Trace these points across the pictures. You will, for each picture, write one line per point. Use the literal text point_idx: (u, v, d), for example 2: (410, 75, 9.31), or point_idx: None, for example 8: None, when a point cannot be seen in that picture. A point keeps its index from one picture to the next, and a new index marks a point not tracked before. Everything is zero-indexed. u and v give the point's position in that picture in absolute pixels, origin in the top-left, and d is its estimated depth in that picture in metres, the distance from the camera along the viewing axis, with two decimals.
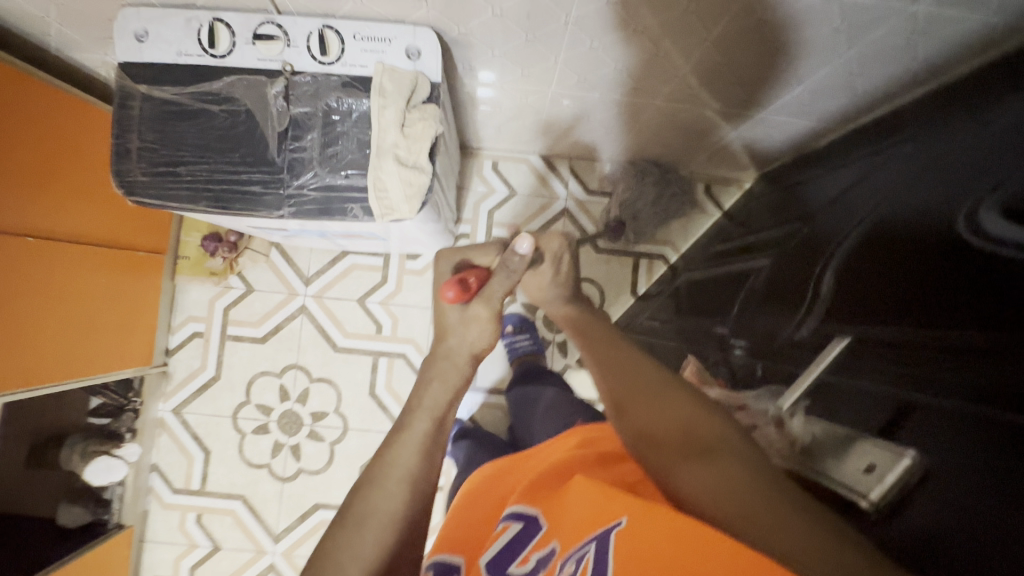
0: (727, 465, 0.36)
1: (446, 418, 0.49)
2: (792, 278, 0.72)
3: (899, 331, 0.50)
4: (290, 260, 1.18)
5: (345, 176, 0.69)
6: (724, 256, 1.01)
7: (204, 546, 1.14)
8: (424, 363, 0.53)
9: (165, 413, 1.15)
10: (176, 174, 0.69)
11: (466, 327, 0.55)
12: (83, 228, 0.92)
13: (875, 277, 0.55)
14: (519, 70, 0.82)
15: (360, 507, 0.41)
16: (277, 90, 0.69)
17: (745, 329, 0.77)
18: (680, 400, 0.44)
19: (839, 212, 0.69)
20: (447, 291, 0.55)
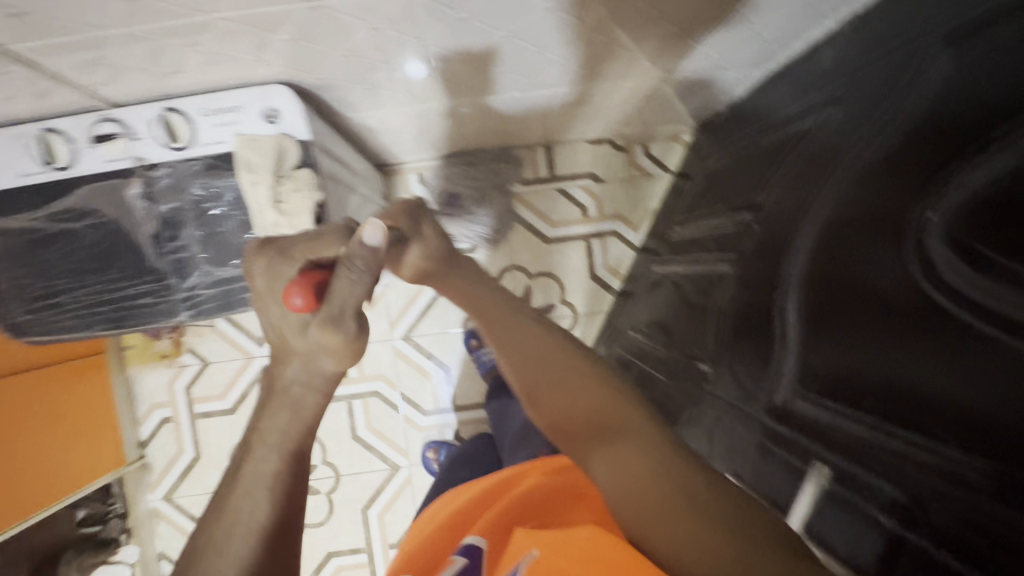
0: (628, 450, 0.39)
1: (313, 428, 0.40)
2: (756, 293, 0.66)
3: (868, 394, 0.46)
4: (238, 325, 1.15)
5: (235, 266, 0.66)
6: (686, 242, 0.96)
7: None
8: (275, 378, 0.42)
9: (157, 503, 1.14)
10: (59, 304, 0.65)
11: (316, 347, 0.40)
12: (15, 359, 0.88)
13: (833, 321, 0.51)
14: (403, 94, 0.75)
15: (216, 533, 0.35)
16: (136, 191, 0.62)
17: (723, 351, 0.73)
18: (587, 385, 0.46)
19: (786, 212, 0.64)
20: (291, 298, 0.39)
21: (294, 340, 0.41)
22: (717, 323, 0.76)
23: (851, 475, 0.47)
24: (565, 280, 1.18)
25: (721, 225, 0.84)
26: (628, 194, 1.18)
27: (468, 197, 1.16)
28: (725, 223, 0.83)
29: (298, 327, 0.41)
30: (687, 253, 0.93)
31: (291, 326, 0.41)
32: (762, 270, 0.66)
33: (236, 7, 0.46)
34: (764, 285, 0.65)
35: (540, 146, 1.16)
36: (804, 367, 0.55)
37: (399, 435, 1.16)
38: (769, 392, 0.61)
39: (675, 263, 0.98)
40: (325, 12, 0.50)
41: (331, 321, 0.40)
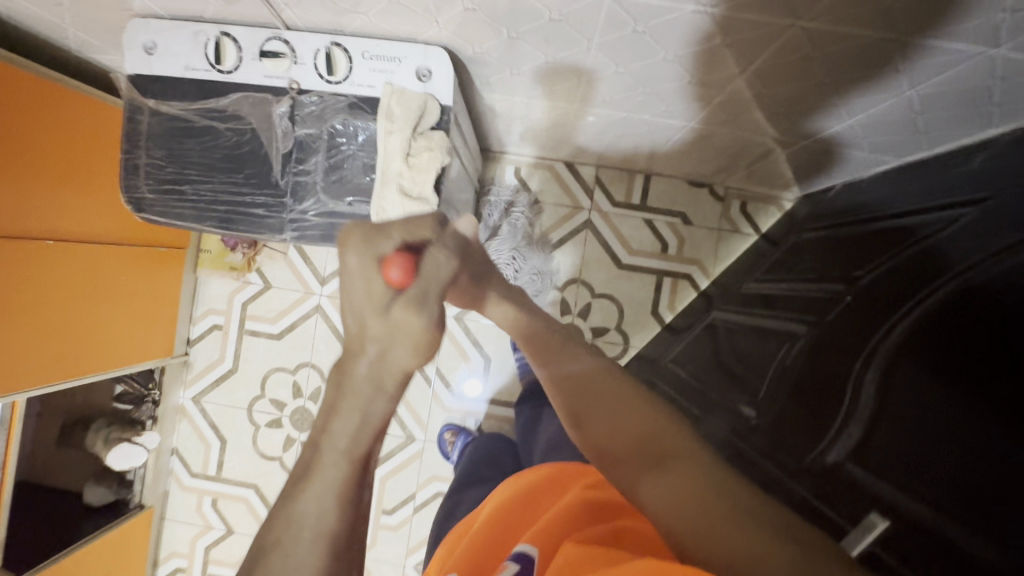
0: (680, 470, 0.41)
1: (372, 454, 0.37)
2: (830, 360, 0.63)
3: (945, 493, 0.43)
4: (307, 259, 1.19)
5: (349, 204, 0.67)
6: (759, 299, 0.92)
7: (219, 530, 1.20)
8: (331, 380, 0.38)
9: (185, 400, 1.19)
10: (181, 192, 0.68)
11: (389, 336, 0.39)
12: (100, 230, 0.91)
13: (920, 401, 0.48)
14: (541, 88, 0.77)
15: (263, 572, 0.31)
16: (282, 110, 0.66)
17: (775, 407, 0.69)
18: (639, 405, 0.48)
19: (885, 292, 0.60)
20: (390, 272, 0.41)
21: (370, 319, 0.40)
22: (770, 384, 0.74)
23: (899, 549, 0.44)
24: (625, 308, 1.17)
25: (806, 288, 0.80)
26: (711, 242, 1.15)
27: (554, 200, 1.17)
28: (809, 288, 0.79)
29: (381, 302, 0.41)
30: (755, 309, 0.90)
31: (373, 302, 0.41)
32: (842, 339, 0.63)
33: None
34: (841, 353, 0.61)
35: (639, 173, 1.15)
36: (865, 437, 0.53)
37: (424, 409, 1.18)
38: (806, 448, 0.59)
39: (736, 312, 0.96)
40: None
41: (415, 306, 0.41)
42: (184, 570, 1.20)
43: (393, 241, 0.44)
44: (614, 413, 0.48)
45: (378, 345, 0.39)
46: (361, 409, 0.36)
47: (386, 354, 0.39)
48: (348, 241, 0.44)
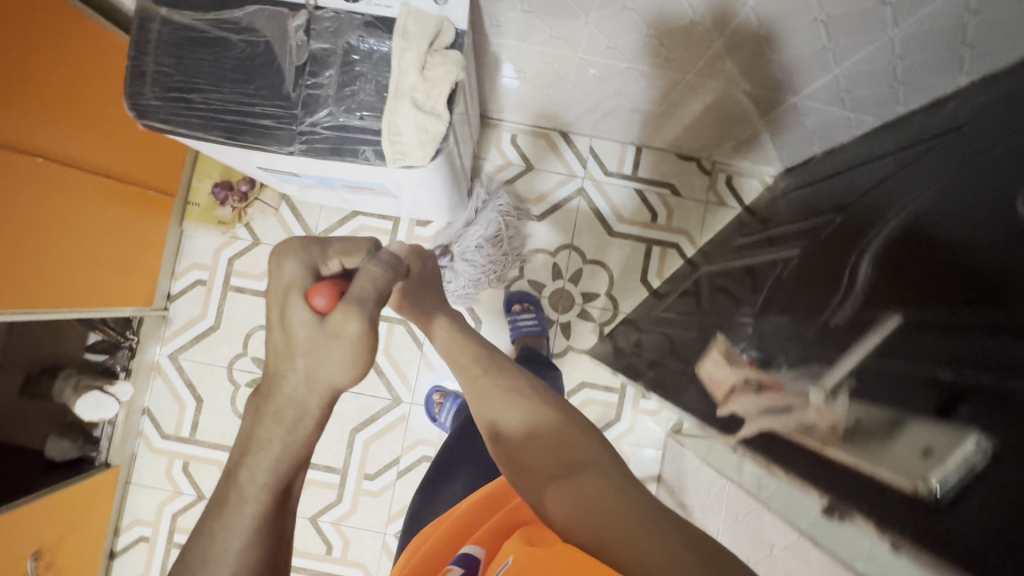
0: (586, 481, 0.43)
1: (293, 481, 0.40)
2: (825, 261, 0.60)
3: (917, 330, 0.40)
4: (299, 216, 1.18)
5: (360, 118, 0.67)
6: (745, 248, 0.94)
7: (189, 495, 1.14)
8: (250, 410, 0.41)
9: (161, 357, 1.15)
10: (189, 101, 0.68)
11: (323, 349, 0.40)
12: (92, 160, 0.89)
13: (901, 265, 0.45)
14: (548, 32, 0.81)
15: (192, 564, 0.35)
16: (298, 23, 0.67)
17: (775, 305, 0.65)
18: (549, 427, 0.49)
19: (884, 198, 0.57)
20: (314, 300, 0.41)
21: (297, 339, 0.41)
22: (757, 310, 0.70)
23: (912, 395, 0.38)
24: (615, 275, 1.20)
25: (791, 227, 0.83)
26: (697, 214, 1.20)
27: (549, 169, 1.20)
28: (800, 224, 0.80)
29: (311, 324, 0.41)
30: (741, 254, 0.92)
31: (302, 326, 0.41)
32: (836, 244, 0.60)
33: None
34: (834, 254, 0.58)
35: (631, 146, 1.20)
36: (860, 308, 0.48)
37: (411, 371, 1.17)
38: (817, 317, 0.54)
39: (725, 262, 0.96)
40: None
41: (345, 313, 0.41)
42: (148, 539, 1.13)
43: (332, 263, 0.47)
44: (528, 434, 0.49)
45: (305, 360, 0.40)
46: (285, 431, 0.40)
47: (311, 378, 0.40)
48: (287, 251, 0.44)
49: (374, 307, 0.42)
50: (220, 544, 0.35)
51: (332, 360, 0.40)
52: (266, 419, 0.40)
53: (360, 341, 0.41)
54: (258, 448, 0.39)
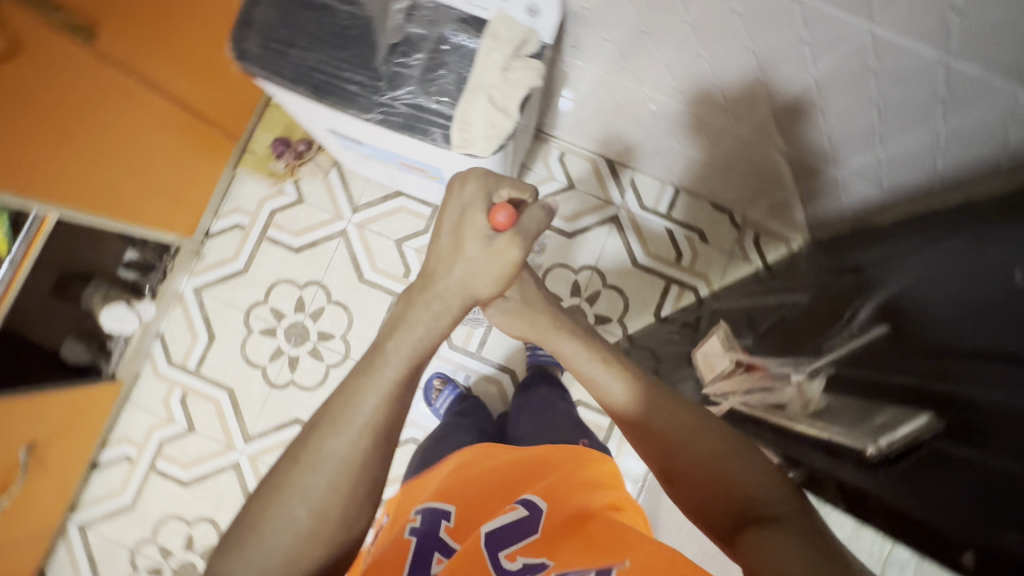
0: (787, 539, 0.39)
1: (422, 367, 0.46)
2: (825, 310, 0.68)
3: (884, 390, 0.48)
4: (346, 184, 1.23)
5: (438, 102, 0.73)
6: (758, 293, 1.00)
7: (180, 425, 1.18)
8: (404, 302, 0.48)
9: (186, 289, 1.21)
10: (286, 55, 0.74)
11: (480, 263, 0.49)
12: (170, 88, 0.94)
13: (881, 331, 0.52)
14: (621, 61, 0.86)
15: (317, 447, 0.42)
16: (401, 6, 0.74)
17: (780, 336, 0.76)
18: (731, 459, 0.46)
19: (880, 262, 0.64)
20: (498, 213, 0.49)
21: (466, 247, 0.49)
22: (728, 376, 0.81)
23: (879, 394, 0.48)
24: (630, 302, 1.23)
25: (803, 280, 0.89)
26: (720, 264, 1.24)
27: (589, 191, 1.25)
28: (815, 278, 0.86)
29: (484, 237, 0.49)
30: (754, 298, 0.98)
31: (479, 230, 0.49)
32: (836, 295, 0.68)
33: None
34: (835, 304, 0.66)
35: (670, 186, 1.25)
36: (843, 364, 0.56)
37: None
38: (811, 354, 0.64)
39: (738, 300, 1.02)
40: None
41: (512, 242, 0.49)
42: (130, 461, 1.18)
43: (505, 191, 0.52)
44: (704, 450, 0.47)
45: (465, 265, 0.49)
46: (427, 322, 0.47)
47: (463, 284, 0.49)
48: (472, 174, 0.52)
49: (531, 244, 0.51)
50: (334, 437, 0.42)
51: (484, 276, 0.49)
52: (418, 312, 0.47)
53: (512, 270, 0.50)
54: (409, 327, 0.46)
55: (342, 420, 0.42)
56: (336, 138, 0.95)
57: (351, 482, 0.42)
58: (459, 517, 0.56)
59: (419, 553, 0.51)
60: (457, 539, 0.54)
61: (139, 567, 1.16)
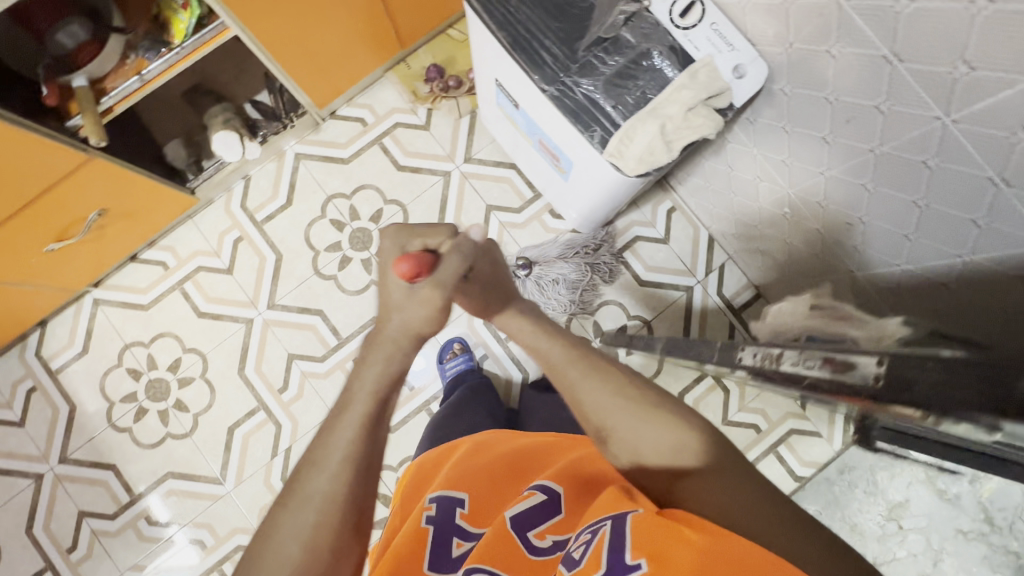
0: (737, 486, 0.44)
1: (388, 398, 0.51)
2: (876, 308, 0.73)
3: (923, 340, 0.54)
4: (471, 134, 1.27)
5: (612, 107, 0.75)
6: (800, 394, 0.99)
7: (221, 263, 1.23)
8: (364, 345, 0.53)
9: (289, 151, 1.25)
10: (503, 1, 0.77)
11: (407, 306, 0.52)
12: None
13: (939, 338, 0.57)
14: (783, 157, 0.85)
15: (302, 491, 0.46)
16: (625, 10, 0.75)
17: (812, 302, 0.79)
18: (676, 425, 0.49)
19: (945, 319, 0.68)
20: (403, 263, 0.51)
21: (392, 295, 0.53)
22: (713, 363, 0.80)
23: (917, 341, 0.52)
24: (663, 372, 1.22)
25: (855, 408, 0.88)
26: None
27: (679, 254, 1.25)
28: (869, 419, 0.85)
29: (404, 288, 0.52)
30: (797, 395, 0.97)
31: (397, 284, 0.52)
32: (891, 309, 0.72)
33: (867, 8, 0.57)
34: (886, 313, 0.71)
35: (753, 289, 1.23)
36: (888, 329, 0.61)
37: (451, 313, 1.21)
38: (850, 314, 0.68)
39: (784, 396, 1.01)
40: (888, 63, 0.59)
41: (431, 291, 0.52)
42: (165, 268, 1.23)
43: (415, 240, 0.54)
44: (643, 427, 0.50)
45: (398, 313, 0.52)
46: (385, 359, 0.51)
47: (405, 326, 0.52)
48: (383, 229, 0.54)
49: (451, 288, 0.53)
50: (315, 479, 0.46)
51: (415, 315, 0.52)
52: (375, 353, 0.51)
53: (442, 308, 0.53)
54: (369, 364, 0.51)
55: (320, 455, 0.47)
56: (495, 91, 0.97)
57: (337, 504, 0.45)
58: (476, 505, 0.57)
59: (439, 542, 0.52)
60: (478, 524, 0.55)
61: (122, 363, 1.21)
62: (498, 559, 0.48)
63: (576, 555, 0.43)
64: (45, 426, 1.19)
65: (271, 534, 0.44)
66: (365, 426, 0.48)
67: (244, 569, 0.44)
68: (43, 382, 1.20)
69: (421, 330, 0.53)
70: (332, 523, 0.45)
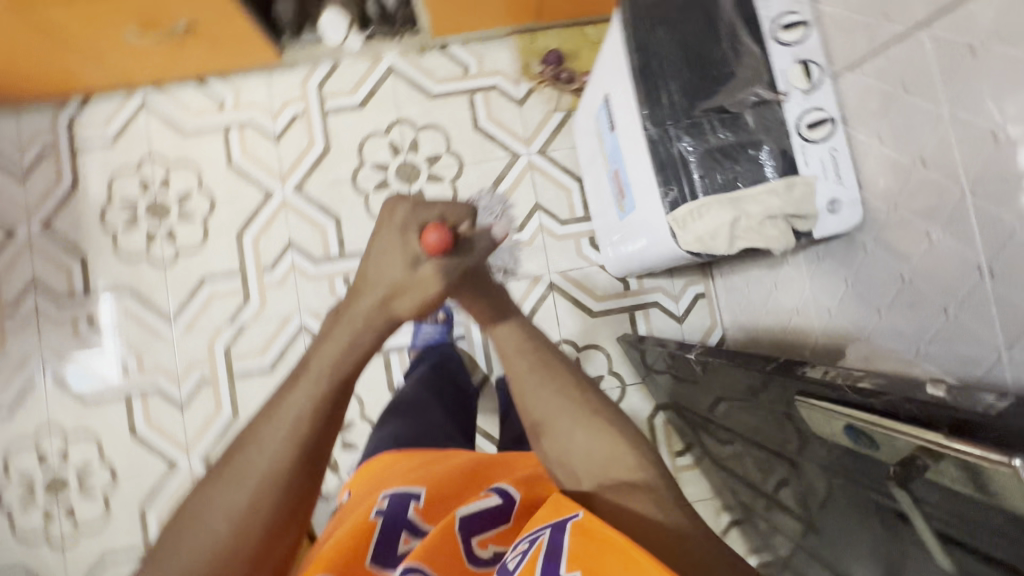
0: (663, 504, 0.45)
1: (348, 375, 0.49)
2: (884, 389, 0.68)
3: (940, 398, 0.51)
4: (556, 131, 1.24)
5: (699, 176, 0.72)
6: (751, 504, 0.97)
7: (272, 128, 1.22)
8: (331, 320, 0.52)
9: (386, 60, 1.24)
10: (651, 26, 0.74)
11: (407, 283, 0.50)
12: None
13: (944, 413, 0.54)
14: (829, 304, 0.83)
15: (243, 460, 0.44)
16: (759, 93, 0.72)
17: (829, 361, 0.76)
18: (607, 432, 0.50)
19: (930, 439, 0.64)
20: (425, 238, 0.50)
21: (393, 265, 0.51)
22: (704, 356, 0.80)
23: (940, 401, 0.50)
24: None
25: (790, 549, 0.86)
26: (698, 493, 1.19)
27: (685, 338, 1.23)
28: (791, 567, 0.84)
29: (412, 262, 0.51)
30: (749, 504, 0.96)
31: (406, 257, 0.51)
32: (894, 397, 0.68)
33: (985, 215, 0.54)
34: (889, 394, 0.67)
35: None
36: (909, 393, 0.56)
37: None
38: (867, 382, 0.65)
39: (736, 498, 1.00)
40: (979, 275, 0.56)
41: (440, 267, 0.51)
42: (220, 106, 1.22)
43: (432, 213, 0.51)
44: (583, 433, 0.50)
45: (391, 281, 0.50)
46: (352, 338, 0.49)
47: (387, 306, 0.51)
48: (398, 208, 0.52)
49: (467, 266, 0.53)
50: (262, 449, 0.44)
51: (413, 291, 0.51)
52: (339, 333, 0.50)
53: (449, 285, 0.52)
54: (334, 340, 0.49)
55: (270, 424, 0.45)
56: (600, 105, 0.95)
57: (279, 478, 0.43)
58: (432, 503, 0.55)
59: (387, 539, 0.50)
60: (429, 522, 0.53)
61: (138, 170, 1.21)
62: (434, 556, 0.46)
63: (512, 566, 0.43)
64: (41, 191, 1.19)
65: (203, 506, 0.42)
66: (321, 400, 0.46)
67: (168, 539, 0.42)
68: (60, 150, 1.20)
69: (406, 309, 0.51)
70: (270, 496, 0.43)
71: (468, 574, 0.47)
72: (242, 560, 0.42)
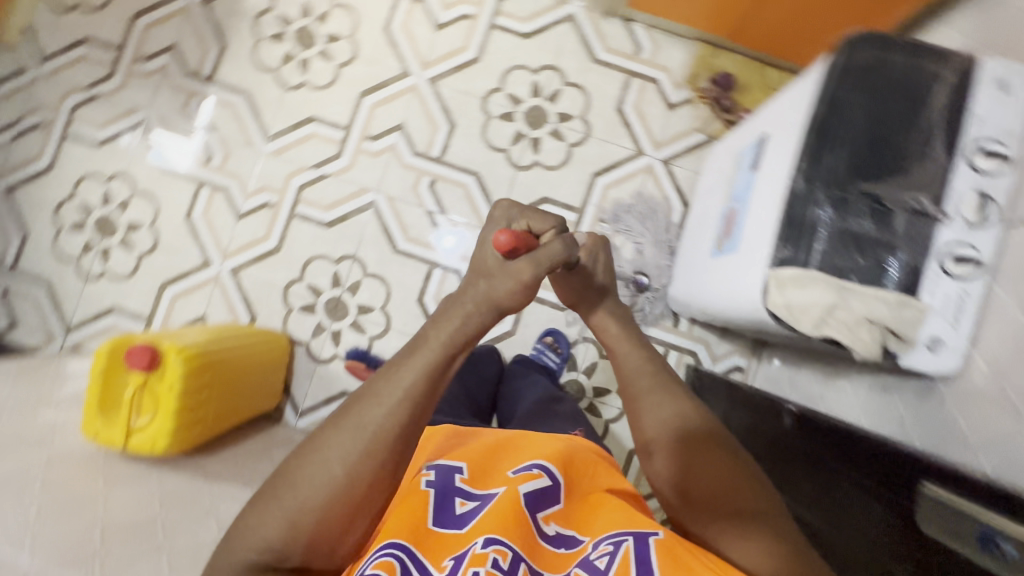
0: (760, 533, 0.52)
1: (458, 351, 0.52)
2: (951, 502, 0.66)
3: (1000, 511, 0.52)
4: (688, 150, 1.21)
5: (818, 249, 0.69)
6: None
7: (438, 17, 1.23)
8: (444, 303, 0.55)
9: (569, 6, 1.23)
10: (852, 86, 0.70)
11: (496, 276, 0.54)
12: None
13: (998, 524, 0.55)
14: None
15: (358, 414, 0.48)
16: (924, 204, 0.67)
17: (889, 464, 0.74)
18: (709, 456, 0.56)
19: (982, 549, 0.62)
20: (499, 235, 0.54)
21: (485, 262, 0.55)
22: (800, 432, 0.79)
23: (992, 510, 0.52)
24: None
25: None
26: None
27: None
28: None
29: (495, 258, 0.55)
30: None
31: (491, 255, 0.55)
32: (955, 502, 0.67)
33: None
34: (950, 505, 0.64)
35: None
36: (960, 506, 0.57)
37: None
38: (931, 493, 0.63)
39: None
40: None
41: (524, 263, 0.54)
42: None
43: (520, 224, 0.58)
44: (678, 462, 0.56)
45: (488, 279, 0.54)
46: (463, 318, 0.52)
47: (490, 295, 0.53)
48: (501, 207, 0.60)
49: (544, 271, 0.54)
50: (375, 407, 0.48)
51: (501, 286, 0.53)
52: (451, 313, 0.53)
53: (529, 286, 0.54)
54: (450, 315, 0.53)
55: (383, 384, 0.49)
56: (750, 143, 0.92)
57: (390, 434, 0.47)
58: (475, 474, 0.57)
59: (443, 504, 0.53)
60: (481, 487, 0.56)
61: None
62: (511, 534, 0.50)
63: (600, 565, 0.49)
64: None
65: (319, 451, 0.47)
66: (432, 368, 0.49)
67: (287, 475, 0.47)
68: None
69: (502, 302, 0.54)
70: (379, 450, 0.47)
71: (544, 552, 0.51)
72: (354, 499, 0.46)
